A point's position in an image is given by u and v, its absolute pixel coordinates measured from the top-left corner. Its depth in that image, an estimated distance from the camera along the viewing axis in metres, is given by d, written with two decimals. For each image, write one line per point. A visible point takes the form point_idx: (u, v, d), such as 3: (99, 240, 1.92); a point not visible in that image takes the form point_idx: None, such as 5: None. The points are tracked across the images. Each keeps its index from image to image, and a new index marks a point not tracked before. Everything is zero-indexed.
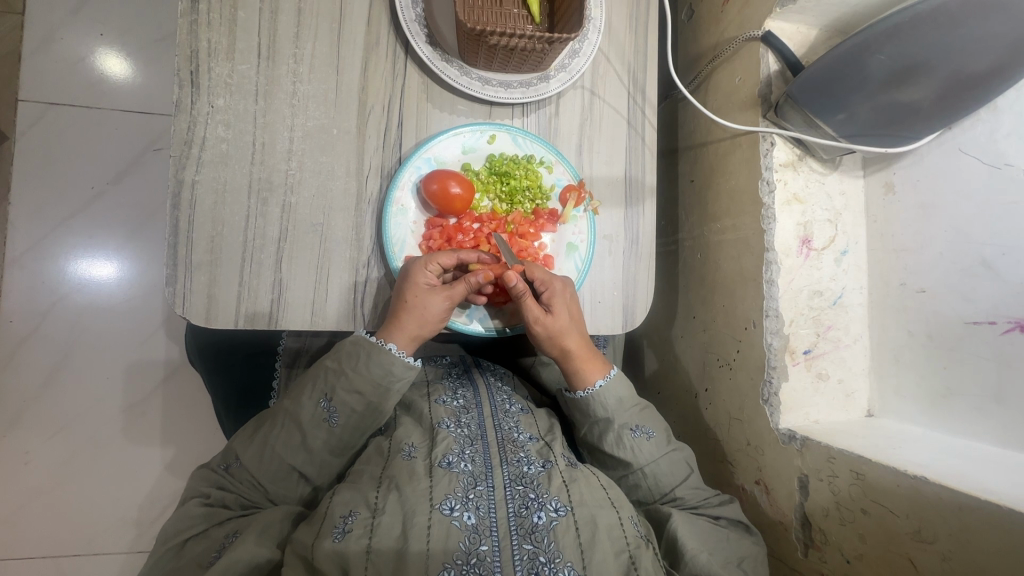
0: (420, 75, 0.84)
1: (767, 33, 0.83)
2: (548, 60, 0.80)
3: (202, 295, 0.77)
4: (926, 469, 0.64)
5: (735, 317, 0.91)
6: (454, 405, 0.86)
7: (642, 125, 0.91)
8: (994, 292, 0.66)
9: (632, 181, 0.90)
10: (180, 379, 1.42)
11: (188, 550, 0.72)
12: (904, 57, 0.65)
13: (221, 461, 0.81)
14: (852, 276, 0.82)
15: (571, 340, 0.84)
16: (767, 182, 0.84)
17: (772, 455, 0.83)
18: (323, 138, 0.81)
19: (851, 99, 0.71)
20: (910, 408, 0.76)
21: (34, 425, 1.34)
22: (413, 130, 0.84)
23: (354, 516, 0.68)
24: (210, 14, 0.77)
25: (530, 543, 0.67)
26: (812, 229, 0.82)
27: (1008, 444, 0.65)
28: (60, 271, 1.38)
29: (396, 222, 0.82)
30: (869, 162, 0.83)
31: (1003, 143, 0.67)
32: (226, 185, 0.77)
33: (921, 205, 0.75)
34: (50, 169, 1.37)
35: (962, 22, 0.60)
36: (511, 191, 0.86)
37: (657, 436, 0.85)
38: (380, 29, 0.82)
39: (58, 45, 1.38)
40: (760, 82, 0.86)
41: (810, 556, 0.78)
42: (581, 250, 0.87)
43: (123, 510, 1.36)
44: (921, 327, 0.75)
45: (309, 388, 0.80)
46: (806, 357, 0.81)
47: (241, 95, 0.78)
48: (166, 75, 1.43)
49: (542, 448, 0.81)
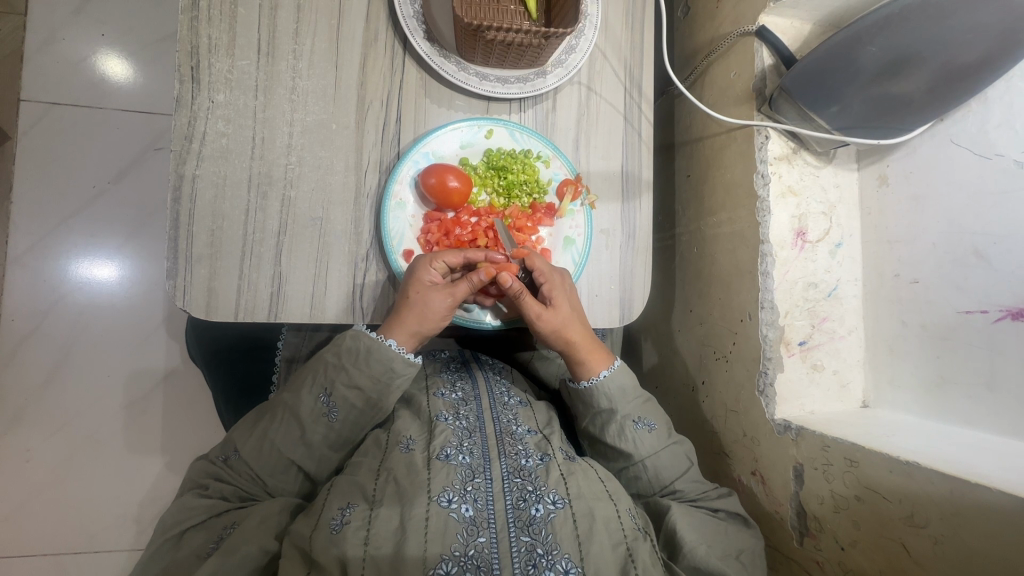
0: (418, 71, 0.85)
1: (761, 27, 0.84)
2: (545, 56, 0.81)
3: (202, 288, 0.78)
4: (918, 456, 0.65)
5: (731, 310, 0.92)
6: (453, 398, 0.86)
7: (639, 120, 0.91)
8: (985, 281, 0.67)
9: (629, 175, 0.91)
10: (180, 376, 1.42)
11: (187, 541, 0.72)
12: (895, 49, 0.66)
13: (220, 453, 0.82)
14: (846, 268, 0.83)
15: (574, 332, 0.84)
16: (761, 174, 0.85)
17: (768, 446, 0.83)
18: (321, 133, 0.81)
19: (844, 91, 0.72)
20: (904, 397, 0.77)
21: (35, 423, 1.34)
22: (411, 125, 0.85)
23: (352, 509, 0.69)
24: (211, 10, 0.78)
25: (527, 535, 0.68)
26: (807, 221, 0.83)
27: (1002, 431, 0.66)
28: (60, 269, 1.39)
29: (395, 216, 0.82)
30: (863, 155, 0.84)
31: (994, 133, 0.68)
32: (226, 179, 0.78)
33: (914, 196, 0.76)
34: (50, 168, 1.38)
35: (950, 14, 0.62)
36: (509, 185, 0.87)
37: (658, 428, 0.86)
38: (379, 25, 0.83)
39: (59, 46, 1.39)
40: (754, 76, 0.87)
41: (805, 545, 0.78)
42: (579, 244, 0.88)
43: (123, 508, 1.37)
44: (915, 317, 0.75)
45: (308, 383, 0.81)
46: (801, 348, 0.81)
47: (241, 91, 0.79)
48: (166, 74, 1.44)
49: (540, 441, 0.82)
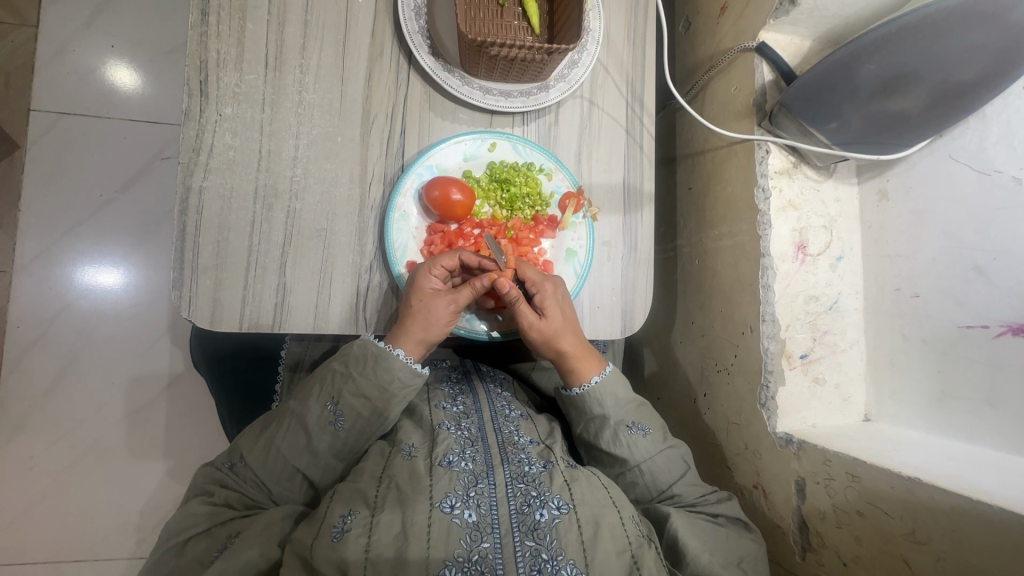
0: (423, 85, 0.86)
1: (761, 43, 0.85)
2: (548, 71, 0.82)
3: (207, 298, 0.78)
4: (919, 471, 0.65)
5: (733, 322, 0.92)
6: (453, 411, 0.87)
7: (640, 133, 0.92)
8: (985, 296, 0.68)
9: (631, 188, 0.92)
10: (183, 384, 1.43)
11: (189, 549, 0.72)
12: (892, 66, 0.67)
13: (226, 459, 0.82)
14: (847, 282, 0.83)
15: (567, 342, 0.84)
16: (762, 189, 0.85)
17: (770, 459, 0.83)
18: (327, 146, 0.82)
19: (843, 108, 0.73)
20: (906, 411, 0.77)
21: (38, 431, 1.35)
22: (415, 138, 0.86)
23: (353, 516, 0.69)
24: (221, 26, 0.80)
25: (532, 540, 0.67)
26: (808, 235, 0.83)
27: (1003, 447, 0.66)
28: (66, 277, 1.40)
29: (398, 228, 0.83)
30: (863, 169, 0.84)
31: (992, 149, 0.68)
32: (233, 192, 0.79)
33: (914, 211, 0.77)
34: (58, 177, 1.39)
35: (948, 32, 0.62)
36: (512, 198, 0.87)
37: (652, 432, 0.86)
38: (384, 41, 0.85)
39: (70, 57, 1.41)
40: (755, 91, 0.88)
41: (807, 559, 0.78)
42: (581, 256, 0.89)
43: (125, 515, 1.37)
44: (916, 332, 0.76)
45: (316, 391, 0.81)
46: (803, 361, 0.82)
47: (249, 104, 0.80)
48: (174, 85, 1.46)
49: (543, 451, 0.82)
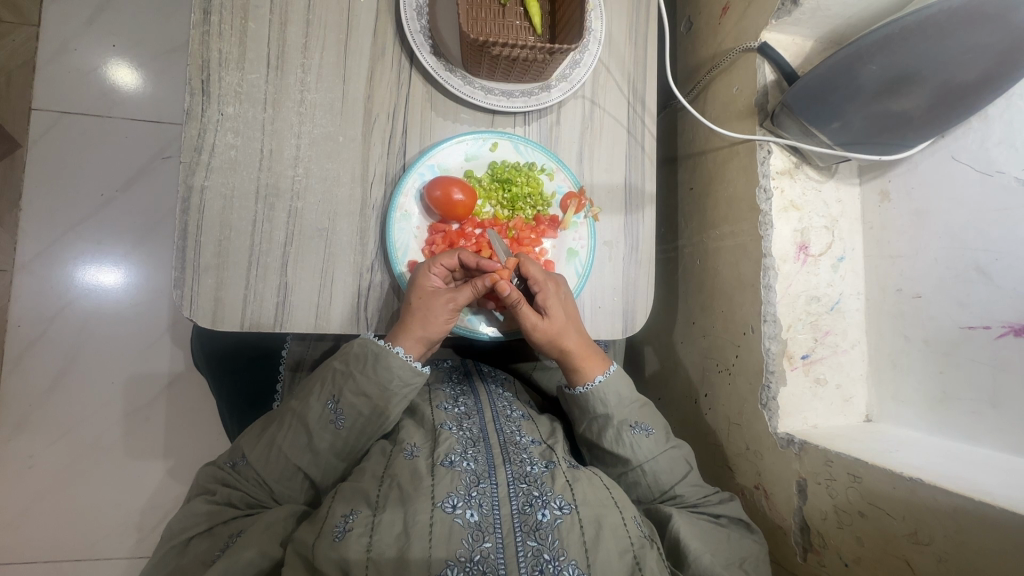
0: (425, 84, 0.86)
1: (763, 44, 0.85)
2: (549, 71, 0.82)
3: (209, 298, 0.78)
4: (920, 471, 0.65)
5: (734, 323, 0.92)
6: (455, 411, 0.87)
7: (642, 134, 0.92)
8: (986, 297, 0.68)
9: (632, 188, 0.92)
10: (184, 383, 1.43)
11: (192, 548, 0.72)
12: (894, 67, 0.67)
13: (227, 458, 0.82)
14: (849, 282, 0.83)
15: (570, 341, 0.85)
16: (764, 189, 0.85)
17: (771, 460, 0.83)
18: (328, 145, 0.82)
19: (844, 108, 0.73)
20: (907, 411, 0.77)
21: (39, 430, 1.35)
22: (417, 138, 0.86)
23: (355, 516, 0.69)
24: (222, 25, 0.80)
25: (534, 539, 0.68)
26: (809, 236, 0.83)
27: (1005, 448, 0.66)
28: (67, 276, 1.40)
29: (400, 228, 0.83)
30: (864, 170, 0.84)
31: (995, 150, 0.68)
32: (234, 191, 0.79)
33: (915, 212, 0.77)
34: (59, 176, 1.39)
35: (951, 33, 0.62)
36: (513, 198, 0.87)
37: (655, 433, 0.86)
38: (386, 40, 0.85)
39: (71, 56, 1.41)
40: (757, 91, 0.88)
41: (809, 560, 0.78)
42: (582, 256, 0.89)
43: (125, 514, 1.37)
44: (917, 332, 0.76)
45: (317, 390, 0.81)
46: (804, 361, 0.82)
47: (251, 104, 0.80)
48: (174, 84, 1.46)
49: (545, 451, 0.82)
